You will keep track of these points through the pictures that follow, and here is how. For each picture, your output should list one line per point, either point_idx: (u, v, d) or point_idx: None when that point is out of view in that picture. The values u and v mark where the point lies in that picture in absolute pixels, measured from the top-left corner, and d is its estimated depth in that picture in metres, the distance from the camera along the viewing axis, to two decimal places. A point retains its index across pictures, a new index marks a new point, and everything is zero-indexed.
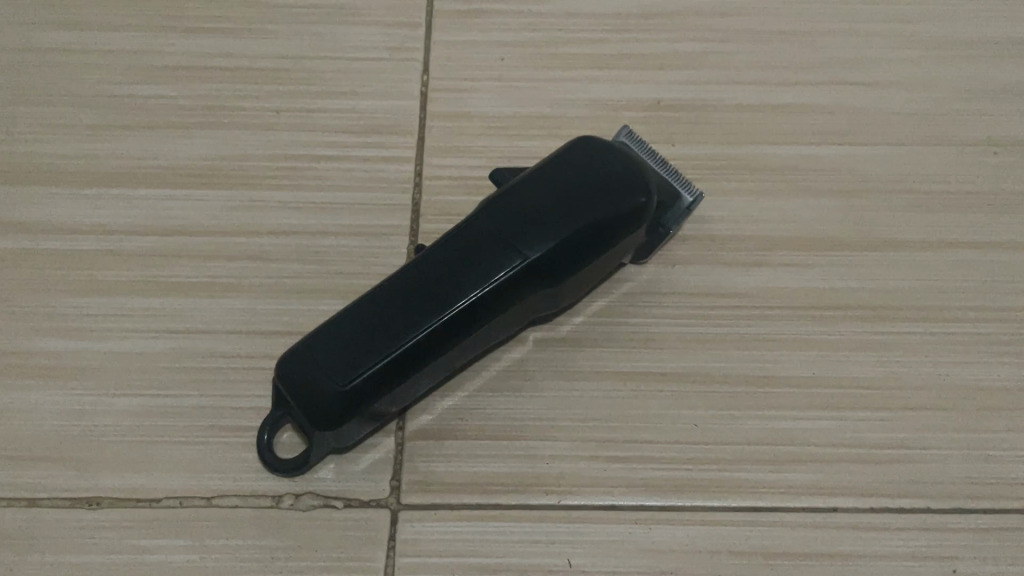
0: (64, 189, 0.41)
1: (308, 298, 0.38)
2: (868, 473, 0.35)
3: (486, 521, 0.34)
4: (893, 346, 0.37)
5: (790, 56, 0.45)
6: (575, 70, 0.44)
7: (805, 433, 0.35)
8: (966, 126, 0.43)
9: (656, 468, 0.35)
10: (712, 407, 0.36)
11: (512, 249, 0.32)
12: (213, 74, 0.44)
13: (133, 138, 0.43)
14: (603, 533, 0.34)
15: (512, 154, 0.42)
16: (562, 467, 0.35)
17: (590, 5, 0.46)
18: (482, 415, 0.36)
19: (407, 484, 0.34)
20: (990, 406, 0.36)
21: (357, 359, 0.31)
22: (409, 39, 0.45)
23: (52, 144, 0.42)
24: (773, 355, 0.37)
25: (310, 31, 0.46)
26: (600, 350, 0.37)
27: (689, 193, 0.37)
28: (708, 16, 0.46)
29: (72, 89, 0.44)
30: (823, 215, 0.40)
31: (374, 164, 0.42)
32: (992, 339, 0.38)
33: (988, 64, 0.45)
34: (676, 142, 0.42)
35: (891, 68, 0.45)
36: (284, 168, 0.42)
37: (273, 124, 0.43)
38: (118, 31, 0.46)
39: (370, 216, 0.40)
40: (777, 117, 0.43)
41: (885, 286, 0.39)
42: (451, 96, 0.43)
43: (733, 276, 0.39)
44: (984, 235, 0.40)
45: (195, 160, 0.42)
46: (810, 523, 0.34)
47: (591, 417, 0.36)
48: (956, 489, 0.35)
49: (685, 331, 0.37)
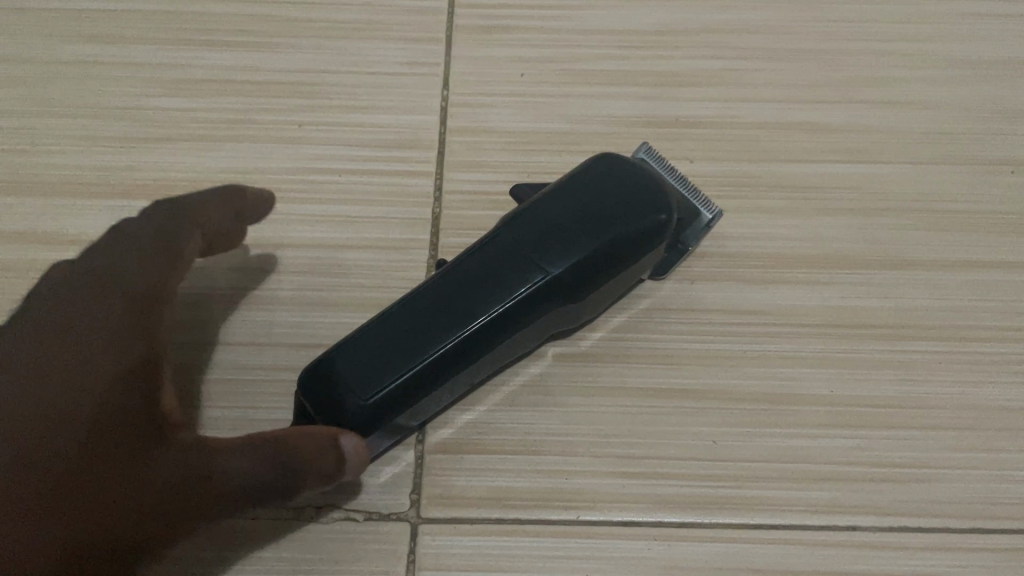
0: (89, 202, 0.42)
1: (330, 311, 0.38)
2: (887, 493, 0.35)
3: (507, 535, 0.34)
4: (910, 365, 0.37)
5: (808, 76, 0.45)
6: (594, 86, 0.45)
7: (824, 451, 0.35)
8: (980, 146, 0.43)
9: (676, 484, 0.35)
10: (731, 424, 0.36)
11: (536, 263, 0.32)
12: (234, 85, 0.45)
13: (155, 150, 0.43)
14: (625, 548, 0.34)
15: (532, 169, 0.42)
16: (581, 483, 0.35)
17: (609, 22, 0.47)
18: (500, 432, 0.36)
19: (427, 497, 0.35)
20: (1003, 427, 0.36)
21: (381, 372, 0.31)
22: (429, 54, 0.46)
23: (76, 156, 0.43)
24: (790, 374, 0.37)
25: (330, 43, 0.46)
26: (619, 366, 0.37)
27: (709, 211, 0.38)
28: (725, 33, 0.47)
29: (97, 102, 0.45)
30: (840, 234, 0.41)
31: (395, 178, 0.42)
32: (1007, 359, 0.38)
33: (999, 85, 0.45)
34: (695, 160, 0.43)
35: (908, 87, 0.45)
36: (304, 181, 0.42)
37: (295, 138, 0.43)
38: (141, 44, 0.47)
39: (391, 231, 0.40)
40: (794, 136, 0.43)
41: (899, 306, 0.39)
42: (471, 112, 0.44)
43: (750, 295, 0.39)
44: (998, 256, 0.40)
45: (217, 173, 0.42)
46: (833, 542, 0.34)
47: (610, 433, 0.36)
48: (972, 508, 0.35)
49: (702, 349, 0.38)
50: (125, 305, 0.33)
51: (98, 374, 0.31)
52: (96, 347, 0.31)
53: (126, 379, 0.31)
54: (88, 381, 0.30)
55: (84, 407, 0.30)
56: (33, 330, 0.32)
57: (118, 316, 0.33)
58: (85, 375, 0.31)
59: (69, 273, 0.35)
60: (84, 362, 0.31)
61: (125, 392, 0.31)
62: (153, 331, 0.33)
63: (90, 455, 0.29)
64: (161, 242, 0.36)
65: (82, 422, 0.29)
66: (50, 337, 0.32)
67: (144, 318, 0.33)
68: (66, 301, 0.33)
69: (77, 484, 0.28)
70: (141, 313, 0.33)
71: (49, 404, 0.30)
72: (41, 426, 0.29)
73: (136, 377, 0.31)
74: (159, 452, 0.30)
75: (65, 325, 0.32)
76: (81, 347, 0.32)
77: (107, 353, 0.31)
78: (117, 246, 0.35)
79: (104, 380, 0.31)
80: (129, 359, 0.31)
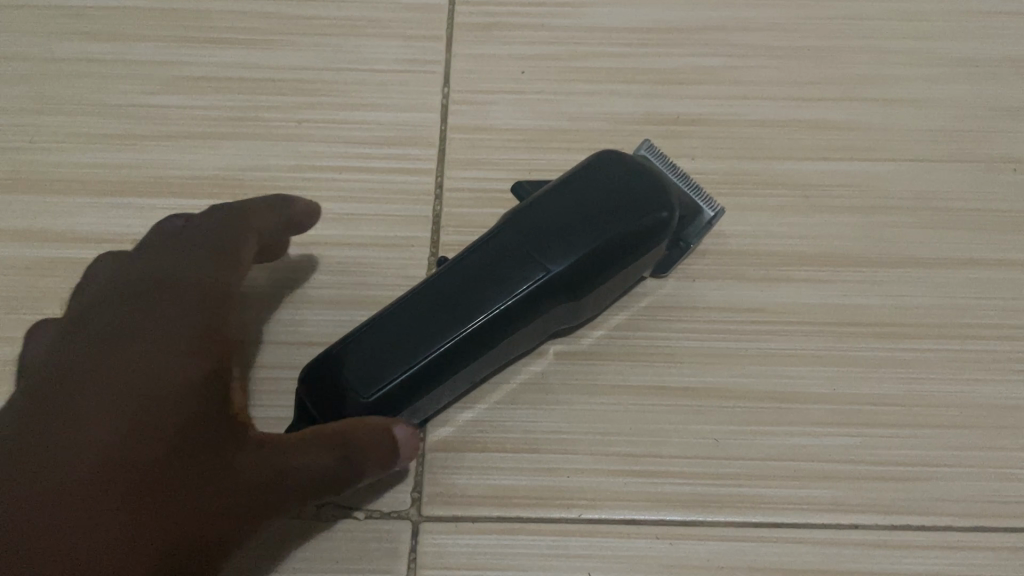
0: (88, 199, 0.42)
1: (330, 309, 0.38)
2: (888, 491, 0.35)
3: (508, 534, 0.34)
4: (912, 363, 0.37)
5: (810, 73, 0.45)
6: (594, 83, 0.45)
7: (826, 450, 0.35)
8: (982, 144, 0.43)
9: (678, 483, 0.35)
10: (733, 423, 0.36)
11: (537, 260, 0.32)
12: (233, 83, 0.45)
13: (154, 147, 0.43)
14: (626, 547, 0.34)
15: (533, 167, 0.42)
16: (582, 482, 0.35)
17: (610, 19, 0.47)
18: (501, 430, 0.36)
19: (428, 495, 0.34)
20: (1005, 425, 0.36)
21: (382, 370, 0.31)
22: (429, 51, 0.46)
23: (75, 153, 0.43)
24: (791, 373, 0.37)
25: (330, 41, 0.46)
26: (620, 365, 0.37)
27: (711, 208, 0.37)
28: (726, 31, 0.47)
29: (96, 100, 0.44)
30: (841, 232, 0.40)
31: (395, 175, 0.42)
32: (1009, 357, 0.37)
33: (1000, 82, 0.45)
34: (696, 158, 0.43)
35: (909, 85, 0.45)
36: (304, 179, 0.42)
37: (295, 135, 0.43)
38: (140, 41, 0.47)
39: (391, 229, 0.40)
40: (795, 133, 0.43)
41: (901, 304, 0.39)
42: (472, 109, 0.44)
43: (751, 293, 0.39)
44: (1000, 254, 0.40)
45: (216, 170, 0.42)
46: (835, 540, 0.34)
47: (610, 431, 0.36)
48: (975, 507, 0.34)
49: (703, 347, 0.37)
50: (194, 311, 0.34)
51: (176, 376, 0.32)
52: (172, 351, 0.32)
53: (201, 381, 0.32)
54: (167, 383, 0.31)
55: (165, 408, 0.31)
56: (109, 336, 0.33)
57: (189, 322, 0.34)
58: (163, 378, 0.31)
59: (134, 284, 0.35)
60: (161, 366, 0.32)
61: (202, 393, 0.31)
62: (222, 336, 0.34)
63: (174, 453, 0.30)
64: (219, 249, 0.36)
65: (164, 423, 0.30)
66: (127, 342, 0.33)
67: (212, 323, 0.34)
68: (137, 309, 0.34)
69: (162, 480, 0.29)
70: (210, 318, 0.34)
71: (133, 405, 0.31)
72: (127, 427, 0.30)
73: (209, 379, 0.32)
74: (235, 454, 0.30)
75: (139, 330, 0.33)
76: (158, 351, 0.32)
77: (180, 357, 0.32)
78: (184, 249, 0.36)
79: (183, 382, 0.31)
80: (202, 362, 0.32)
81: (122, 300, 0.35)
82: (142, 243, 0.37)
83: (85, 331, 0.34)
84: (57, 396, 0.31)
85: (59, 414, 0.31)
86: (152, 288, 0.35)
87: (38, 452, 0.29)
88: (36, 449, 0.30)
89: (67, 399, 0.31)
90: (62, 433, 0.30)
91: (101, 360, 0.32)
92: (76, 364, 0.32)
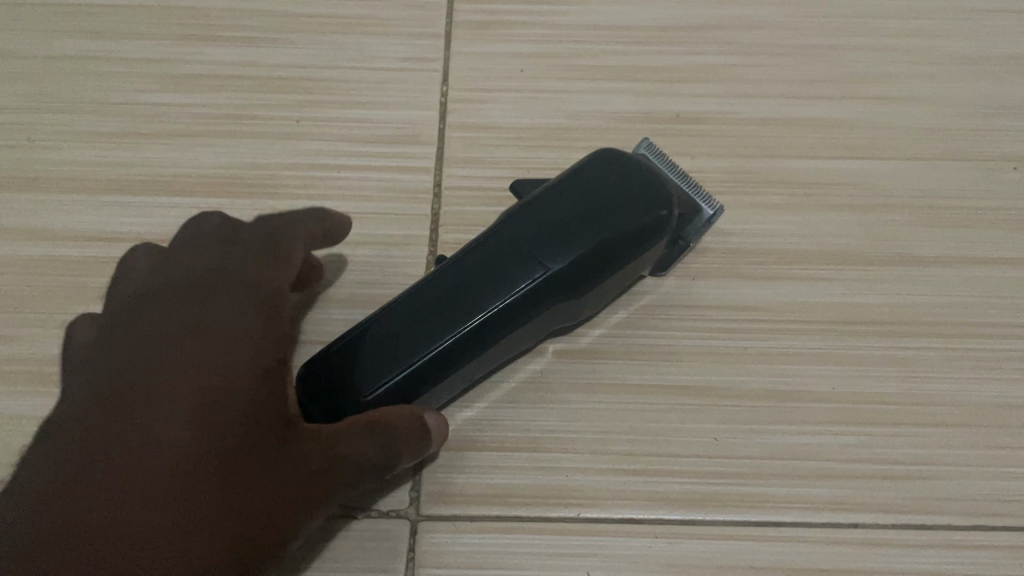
0: (86, 198, 0.41)
1: (329, 307, 0.38)
2: (889, 490, 0.35)
3: (507, 533, 0.34)
4: (912, 362, 0.37)
5: (810, 72, 0.45)
6: (594, 81, 0.45)
7: (826, 448, 0.35)
8: (983, 142, 0.43)
9: (678, 482, 0.35)
10: (733, 422, 0.36)
11: (536, 258, 0.32)
12: (232, 81, 0.45)
13: (153, 145, 0.43)
14: (626, 546, 0.34)
15: (532, 165, 0.42)
16: (582, 481, 0.35)
17: (610, 17, 0.47)
18: (500, 429, 0.36)
19: (427, 494, 0.34)
20: (1005, 424, 0.36)
21: (381, 369, 0.31)
22: (429, 49, 0.46)
23: (74, 152, 0.43)
24: (792, 371, 0.37)
25: (329, 38, 0.46)
26: (619, 363, 0.37)
27: (711, 206, 0.37)
28: (726, 29, 0.46)
29: (95, 98, 0.44)
30: (842, 230, 0.40)
31: (395, 174, 0.42)
32: (1011, 355, 0.37)
33: (1001, 81, 0.45)
34: (696, 156, 0.42)
35: (909, 83, 0.45)
36: (303, 177, 0.42)
37: (295, 133, 0.43)
38: (139, 39, 0.46)
39: (390, 228, 0.40)
40: (795, 132, 0.43)
41: (902, 303, 0.38)
42: (471, 107, 0.44)
43: (751, 292, 0.39)
44: (1000, 252, 0.40)
45: (215, 168, 0.42)
46: (835, 539, 0.34)
47: (610, 430, 0.36)
48: (975, 506, 0.34)
49: (703, 346, 0.37)
50: (250, 303, 0.32)
51: (239, 373, 0.29)
52: (236, 347, 0.30)
53: (264, 380, 0.30)
54: (234, 380, 0.29)
55: (232, 406, 0.29)
56: (163, 327, 0.31)
57: (246, 315, 0.31)
58: (226, 373, 0.29)
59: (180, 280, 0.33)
60: (223, 361, 0.30)
61: (267, 393, 0.30)
62: (281, 330, 0.32)
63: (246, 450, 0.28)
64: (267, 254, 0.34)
65: (231, 422, 0.28)
66: (183, 334, 0.30)
67: (274, 320, 0.32)
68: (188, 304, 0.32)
69: (232, 481, 0.27)
70: (268, 312, 0.32)
71: (201, 403, 0.28)
72: (196, 430, 0.28)
73: (271, 377, 0.30)
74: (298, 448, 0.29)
75: (196, 323, 0.31)
76: (221, 347, 0.30)
77: (241, 352, 0.30)
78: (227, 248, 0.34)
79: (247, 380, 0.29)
80: (264, 358, 0.30)
81: (172, 289, 0.32)
82: (183, 238, 0.35)
83: (136, 321, 0.31)
84: (114, 393, 0.29)
85: (120, 412, 0.28)
86: (206, 279, 0.33)
87: (102, 453, 0.27)
88: (96, 455, 0.27)
89: (125, 396, 0.29)
90: (124, 432, 0.28)
91: (158, 354, 0.30)
92: (132, 358, 0.30)
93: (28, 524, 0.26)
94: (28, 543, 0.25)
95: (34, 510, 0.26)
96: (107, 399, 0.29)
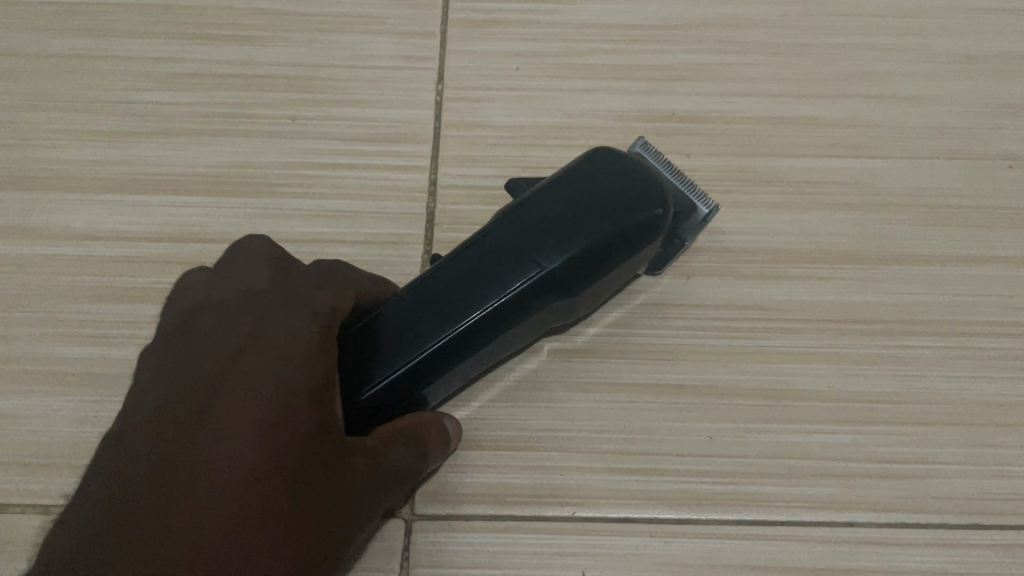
0: (80, 196, 0.41)
1: None
2: (883, 488, 0.35)
3: (502, 532, 0.34)
4: (907, 361, 0.37)
5: (806, 70, 0.45)
6: (590, 80, 0.45)
7: (820, 447, 0.35)
8: (978, 141, 0.43)
9: (672, 481, 0.35)
10: (728, 420, 0.36)
11: (531, 257, 0.32)
12: (227, 79, 0.45)
13: (147, 144, 0.43)
14: (620, 545, 0.34)
15: (528, 163, 0.42)
16: (576, 480, 0.35)
17: (606, 16, 0.47)
18: (495, 428, 0.36)
19: (421, 493, 0.34)
20: (1000, 422, 0.36)
21: (375, 369, 0.31)
22: (423, 48, 0.46)
23: (69, 150, 0.43)
24: (787, 370, 0.37)
25: (324, 37, 0.46)
26: (614, 362, 0.37)
27: (706, 205, 0.37)
28: (721, 27, 0.46)
29: (89, 96, 0.44)
30: (837, 229, 0.40)
31: (390, 173, 0.42)
32: (1005, 354, 0.37)
33: (997, 79, 0.45)
34: (691, 154, 0.42)
35: (905, 82, 0.45)
36: (298, 176, 0.42)
37: (289, 132, 0.43)
38: (133, 38, 0.46)
39: (385, 226, 0.40)
40: (791, 130, 0.43)
41: (897, 301, 0.38)
42: (466, 106, 0.44)
43: (746, 291, 0.39)
44: (995, 251, 0.40)
45: (209, 167, 0.42)
46: (830, 539, 0.34)
47: (605, 429, 0.36)
48: (970, 504, 0.34)
49: (698, 345, 0.37)
50: (306, 313, 0.30)
51: (298, 385, 0.28)
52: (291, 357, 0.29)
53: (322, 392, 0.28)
54: (290, 389, 0.28)
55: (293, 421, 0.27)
56: (218, 336, 0.29)
57: (303, 324, 0.30)
58: (286, 387, 0.28)
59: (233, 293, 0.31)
60: (283, 372, 0.28)
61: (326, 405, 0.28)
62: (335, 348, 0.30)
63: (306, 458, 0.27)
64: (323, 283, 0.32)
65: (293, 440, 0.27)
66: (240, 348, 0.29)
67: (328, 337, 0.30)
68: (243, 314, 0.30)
69: (295, 490, 0.26)
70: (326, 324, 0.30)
71: (264, 408, 0.27)
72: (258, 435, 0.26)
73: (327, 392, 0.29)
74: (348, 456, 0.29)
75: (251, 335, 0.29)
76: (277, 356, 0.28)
77: (301, 364, 0.28)
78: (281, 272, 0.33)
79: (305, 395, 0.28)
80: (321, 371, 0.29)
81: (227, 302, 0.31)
82: (232, 259, 0.33)
83: (191, 329, 0.30)
84: (175, 398, 0.27)
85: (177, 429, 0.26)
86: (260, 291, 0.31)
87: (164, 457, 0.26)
88: (158, 458, 0.26)
89: (188, 401, 0.27)
90: (186, 437, 0.26)
91: (216, 364, 0.28)
92: (187, 373, 0.28)
93: (91, 549, 0.24)
94: (95, 559, 0.23)
95: (99, 519, 0.24)
96: (162, 416, 0.27)
